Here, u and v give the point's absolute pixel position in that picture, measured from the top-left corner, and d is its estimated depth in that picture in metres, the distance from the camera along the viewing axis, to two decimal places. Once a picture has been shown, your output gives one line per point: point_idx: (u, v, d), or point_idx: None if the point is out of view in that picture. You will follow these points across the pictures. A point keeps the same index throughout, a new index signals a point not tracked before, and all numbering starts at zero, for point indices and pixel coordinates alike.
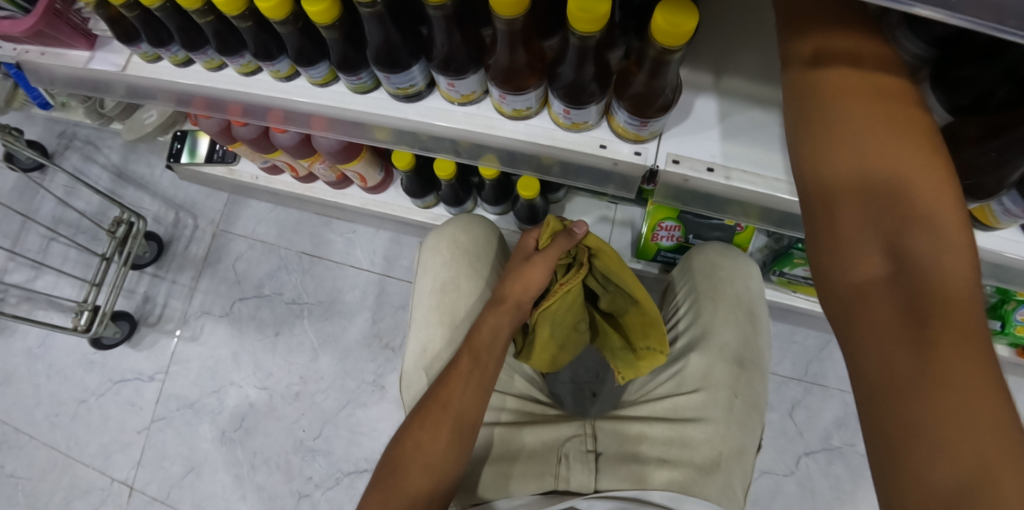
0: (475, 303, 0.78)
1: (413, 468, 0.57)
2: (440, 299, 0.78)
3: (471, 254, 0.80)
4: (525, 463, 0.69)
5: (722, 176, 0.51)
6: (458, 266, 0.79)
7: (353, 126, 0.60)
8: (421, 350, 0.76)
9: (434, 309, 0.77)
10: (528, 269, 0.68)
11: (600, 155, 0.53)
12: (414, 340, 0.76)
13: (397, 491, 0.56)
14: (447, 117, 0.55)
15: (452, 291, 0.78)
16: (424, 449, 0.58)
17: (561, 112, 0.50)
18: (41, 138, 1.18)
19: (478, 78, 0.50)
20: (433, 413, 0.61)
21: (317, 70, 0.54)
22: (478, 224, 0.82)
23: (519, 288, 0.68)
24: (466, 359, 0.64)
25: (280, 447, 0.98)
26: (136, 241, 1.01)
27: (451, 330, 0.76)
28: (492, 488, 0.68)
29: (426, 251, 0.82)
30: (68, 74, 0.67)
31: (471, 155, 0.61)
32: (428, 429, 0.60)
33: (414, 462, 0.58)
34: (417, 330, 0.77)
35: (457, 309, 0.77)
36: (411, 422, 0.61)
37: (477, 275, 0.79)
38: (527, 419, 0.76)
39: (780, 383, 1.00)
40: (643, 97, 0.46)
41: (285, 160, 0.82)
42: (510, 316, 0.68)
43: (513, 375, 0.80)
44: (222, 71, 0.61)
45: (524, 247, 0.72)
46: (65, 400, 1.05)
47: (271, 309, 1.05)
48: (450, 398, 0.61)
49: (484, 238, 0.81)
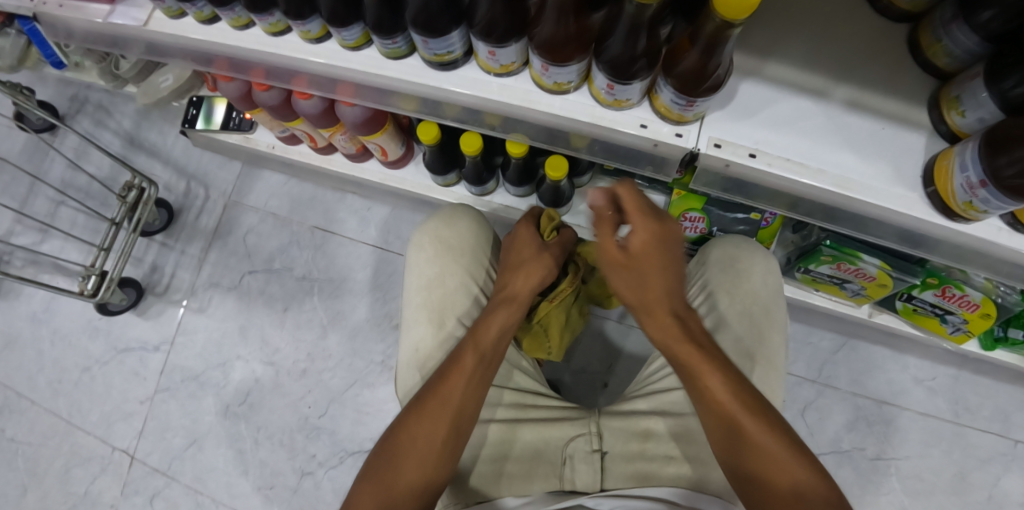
0: (463, 298, 0.75)
1: (403, 469, 0.54)
2: (427, 296, 0.75)
3: (456, 250, 0.78)
4: (527, 461, 0.69)
5: (764, 162, 0.52)
6: (442, 262, 0.76)
7: (380, 94, 0.59)
8: (412, 350, 0.73)
9: (423, 307, 0.74)
10: (542, 262, 0.70)
11: (641, 135, 0.51)
12: (406, 343, 0.73)
13: (388, 492, 0.52)
14: (483, 88, 0.52)
15: (439, 288, 0.75)
16: (418, 449, 0.55)
17: (604, 87, 0.48)
18: (52, 100, 1.15)
19: (520, 48, 0.48)
20: (431, 408, 0.56)
21: (350, 32, 0.52)
22: (461, 217, 0.79)
23: (527, 281, 0.68)
24: (470, 353, 0.60)
25: (285, 423, 0.97)
26: (146, 207, 0.98)
27: (442, 330, 0.73)
28: (492, 487, 0.67)
29: (410, 247, 0.79)
30: (87, 28, 0.65)
31: (504, 129, 0.61)
32: (425, 425, 0.56)
33: (409, 456, 0.54)
34: (407, 331, 0.74)
35: (446, 307, 0.75)
36: (406, 415, 0.57)
37: (462, 270, 0.77)
38: (524, 410, 0.73)
39: (793, 383, 0.99)
40: (693, 75, 0.44)
41: (305, 129, 0.79)
42: (520, 310, 0.66)
43: (512, 370, 0.76)
44: (248, 30, 0.59)
45: (528, 240, 0.72)
46: (67, 366, 1.04)
47: (281, 284, 1.03)
48: (450, 395, 0.57)
49: (470, 230, 0.78)
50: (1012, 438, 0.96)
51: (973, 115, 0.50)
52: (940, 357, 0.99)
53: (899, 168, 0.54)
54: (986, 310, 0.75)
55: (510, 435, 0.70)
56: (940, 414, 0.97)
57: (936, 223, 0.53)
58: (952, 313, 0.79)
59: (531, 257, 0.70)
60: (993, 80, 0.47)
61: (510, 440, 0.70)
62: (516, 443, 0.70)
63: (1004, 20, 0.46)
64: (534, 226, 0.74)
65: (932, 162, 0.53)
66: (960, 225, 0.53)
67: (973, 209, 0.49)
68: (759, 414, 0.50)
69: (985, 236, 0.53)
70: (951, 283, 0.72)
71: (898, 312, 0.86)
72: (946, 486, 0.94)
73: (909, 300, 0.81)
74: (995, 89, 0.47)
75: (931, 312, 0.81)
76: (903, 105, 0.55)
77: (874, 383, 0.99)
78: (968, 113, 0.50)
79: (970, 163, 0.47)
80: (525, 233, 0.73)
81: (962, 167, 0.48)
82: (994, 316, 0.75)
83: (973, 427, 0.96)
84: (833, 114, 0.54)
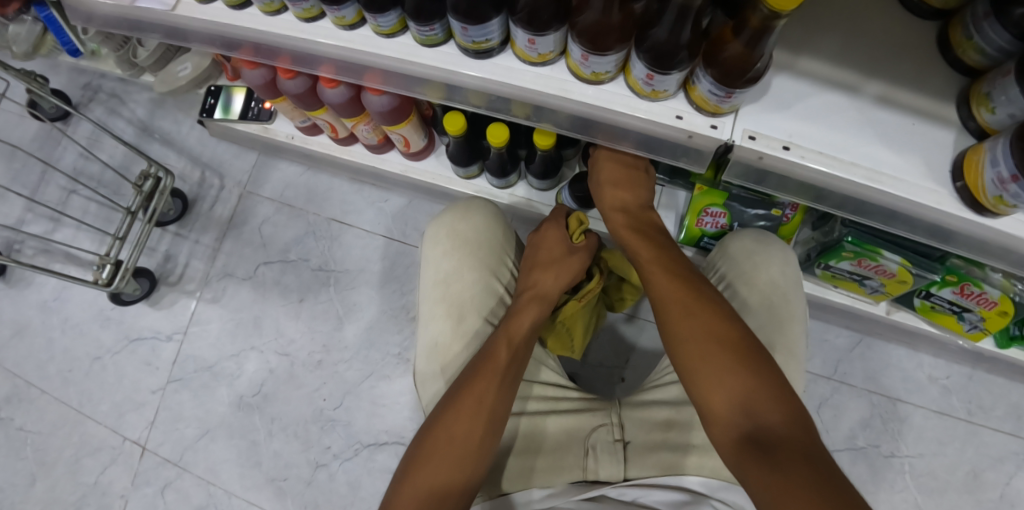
0: (481, 292, 0.75)
1: (440, 466, 0.54)
2: (445, 291, 0.75)
3: (473, 244, 0.77)
4: (552, 453, 0.69)
5: (797, 154, 0.52)
6: (460, 256, 0.76)
7: (410, 81, 0.59)
8: (432, 345, 0.73)
9: (441, 301, 0.74)
10: (568, 265, 0.73)
11: (676, 126, 0.51)
12: (424, 337, 0.73)
13: (424, 488, 0.52)
14: (519, 78, 0.52)
15: (457, 282, 0.75)
16: (452, 445, 0.55)
17: (642, 77, 0.47)
18: (65, 88, 1.15)
19: (559, 37, 0.47)
20: (467, 406, 0.57)
21: (387, 19, 0.51)
22: (477, 210, 0.78)
23: (550, 278, 0.72)
24: (502, 345, 0.63)
25: (300, 415, 0.97)
26: (162, 197, 0.98)
27: (461, 323, 0.73)
28: (517, 479, 0.67)
29: (425, 243, 0.79)
30: (114, 13, 0.64)
31: (537, 118, 0.60)
32: (462, 423, 0.56)
33: (446, 454, 0.55)
34: (425, 324, 0.74)
35: (465, 300, 0.74)
36: (440, 412, 0.58)
37: (481, 264, 0.76)
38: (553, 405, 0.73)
39: (809, 379, 1.00)
40: (736, 66, 0.43)
41: (326, 119, 0.79)
42: (541, 308, 0.69)
43: (538, 366, 0.76)
44: (279, 16, 0.59)
45: (552, 241, 0.74)
46: (78, 355, 1.03)
47: (297, 275, 1.03)
48: (484, 393, 0.58)
49: (485, 223, 0.78)
50: None
51: (1003, 111, 0.50)
52: (954, 356, 1.00)
53: (929, 163, 0.54)
54: (1004, 307, 0.75)
55: (536, 428, 0.70)
56: (953, 413, 0.98)
57: (965, 219, 0.54)
58: (970, 311, 0.79)
59: (557, 258, 0.74)
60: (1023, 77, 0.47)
61: (536, 433, 0.70)
62: (544, 434, 0.70)
63: None
64: (563, 227, 0.75)
65: (961, 156, 0.53)
66: (988, 220, 0.53)
67: (1003, 204, 0.49)
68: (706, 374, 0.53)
69: (1013, 231, 0.53)
70: (971, 280, 0.72)
71: (915, 309, 0.86)
72: (959, 484, 0.95)
73: (927, 297, 0.82)
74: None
75: (948, 310, 0.82)
76: (932, 101, 0.55)
77: (889, 381, 0.99)
78: (999, 109, 0.50)
79: (1001, 157, 0.47)
80: (553, 228, 0.76)
81: (992, 161, 0.49)
82: (1011, 314, 0.75)
83: (986, 426, 0.97)
84: (866, 108, 0.55)
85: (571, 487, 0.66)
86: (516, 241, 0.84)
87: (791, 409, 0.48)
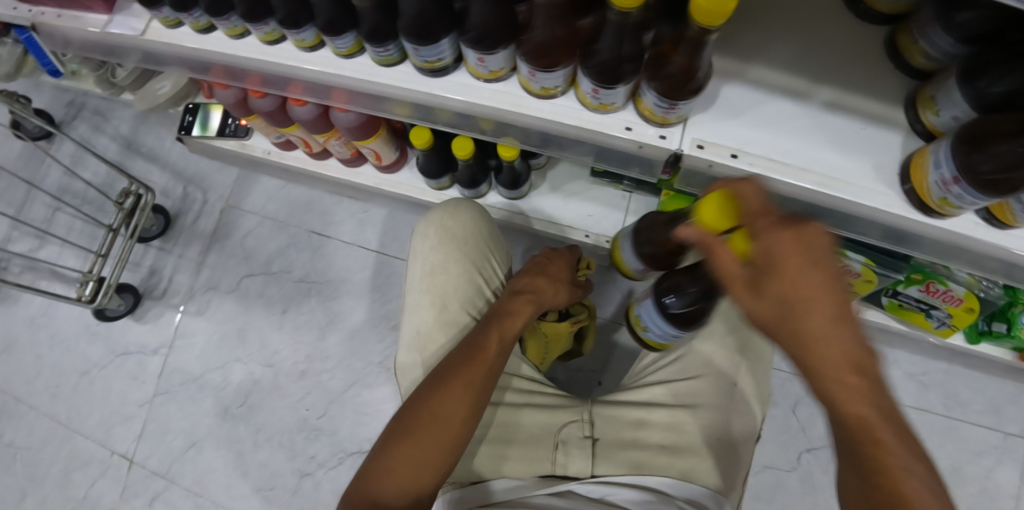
0: (466, 285, 0.76)
1: (423, 442, 0.54)
2: (430, 282, 0.75)
3: (461, 241, 0.77)
4: (523, 445, 0.68)
5: (746, 162, 0.53)
6: (445, 250, 0.77)
7: (374, 100, 0.61)
8: (414, 332, 0.74)
9: (425, 292, 0.75)
10: (568, 289, 0.77)
11: (626, 137, 0.53)
12: (408, 325, 0.75)
13: (406, 462, 0.53)
14: (475, 93, 0.54)
15: (441, 273, 0.76)
16: (437, 425, 0.55)
17: (589, 91, 0.49)
18: (48, 107, 1.16)
19: (508, 54, 0.49)
20: (455, 389, 0.57)
21: (344, 41, 0.53)
22: (466, 208, 0.79)
23: (552, 292, 0.74)
24: (495, 336, 0.63)
25: (285, 424, 0.98)
26: (143, 213, 0.99)
27: (444, 313, 0.74)
28: (487, 468, 0.66)
29: (414, 236, 0.80)
30: (87, 37, 0.66)
31: (494, 134, 0.63)
32: (449, 404, 0.56)
33: (429, 433, 0.55)
34: (410, 314, 0.75)
35: (448, 293, 0.75)
36: (427, 390, 0.58)
37: (467, 259, 0.77)
38: (529, 399, 0.73)
39: (787, 379, 1.00)
40: (677, 79, 0.45)
41: (300, 135, 0.80)
42: (531, 312, 0.69)
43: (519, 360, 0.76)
44: (244, 39, 0.60)
45: (559, 263, 0.78)
46: (66, 370, 1.04)
47: (280, 286, 1.05)
48: (473, 379, 0.59)
49: (474, 222, 0.78)
50: (1001, 430, 0.98)
51: (948, 114, 0.51)
52: (930, 352, 1.01)
53: (877, 166, 0.55)
54: (969, 303, 0.76)
55: (511, 419, 0.70)
56: (930, 408, 0.99)
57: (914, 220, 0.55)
58: (937, 308, 0.80)
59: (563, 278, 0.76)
60: (967, 80, 0.48)
61: (509, 426, 0.69)
62: (518, 428, 0.69)
63: (981, 22, 0.47)
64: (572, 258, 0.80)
65: (909, 158, 0.54)
66: (936, 220, 0.54)
67: (948, 205, 0.51)
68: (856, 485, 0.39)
69: (963, 231, 0.54)
70: (936, 277, 0.74)
71: (884, 307, 0.87)
72: None
73: (894, 296, 0.83)
74: (972, 90, 0.48)
75: (916, 307, 0.83)
76: (882, 105, 0.56)
77: None
78: (942, 112, 0.51)
79: (943, 160, 0.48)
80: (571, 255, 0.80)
81: (935, 164, 0.49)
82: (977, 310, 0.77)
83: (960, 420, 0.98)
84: (815, 115, 0.56)
85: (540, 480, 0.66)
86: (502, 239, 0.84)
87: None
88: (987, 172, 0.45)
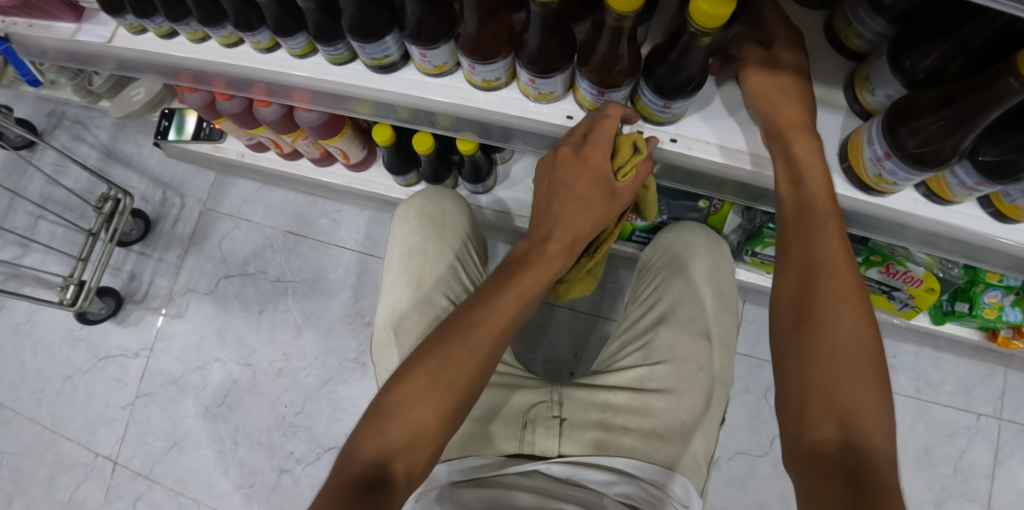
0: (443, 266, 0.77)
1: (420, 409, 0.48)
2: (408, 263, 0.77)
3: (439, 223, 0.79)
4: (490, 422, 0.69)
5: (683, 145, 0.53)
6: (425, 233, 0.78)
7: (334, 99, 0.63)
8: (389, 311, 0.75)
9: (402, 273, 0.77)
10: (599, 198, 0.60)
11: (566, 126, 0.55)
12: (384, 304, 0.76)
13: (396, 435, 0.47)
14: (421, 88, 0.56)
15: (420, 255, 0.77)
16: (440, 384, 0.49)
17: (527, 81, 0.51)
18: (30, 117, 1.19)
19: (449, 48, 0.51)
20: (447, 371, 0.50)
21: (296, 41, 0.56)
22: (446, 195, 0.81)
23: (588, 217, 0.57)
24: (534, 272, 0.56)
25: (263, 422, 0.99)
26: (122, 217, 1.01)
27: (419, 292, 0.75)
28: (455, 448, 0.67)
29: (394, 220, 0.81)
30: (58, 46, 0.68)
31: (449, 129, 0.65)
32: (424, 405, 0.48)
33: (411, 411, 0.48)
34: (386, 293, 0.77)
35: (425, 273, 0.76)
36: (419, 365, 0.50)
37: (444, 242, 0.78)
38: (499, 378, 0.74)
39: (755, 366, 1.02)
40: (604, 66, 0.47)
41: (269, 136, 0.83)
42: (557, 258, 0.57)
43: None
44: (205, 43, 0.63)
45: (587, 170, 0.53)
46: (50, 376, 1.06)
47: (257, 287, 1.06)
48: (474, 341, 0.51)
49: (454, 208, 0.80)
50: (973, 411, 0.99)
51: (882, 93, 0.49)
52: (897, 335, 1.02)
53: None
54: (929, 284, 0.78)
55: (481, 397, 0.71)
56: (901, 391, 1.01)
57: (852, 197, 0.54)
58: (898, 289, 0.82)
59: (601, 179, 0.54)
60: (895, 60, 0.47)
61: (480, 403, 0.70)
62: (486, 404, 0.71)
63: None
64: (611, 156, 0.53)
65: (846, 140, 0.53)
66: (875, 198, 0.53)
67: (883, 182, 0.50)
68: (839, 326, 0.45)
69: (902, 208, 0.53)
70: (894, 259, 0.76)
71: None
72: (912, 461, 0.98)
73: None
74: (901, 67, 0.47)
75: (879, 289, 0.84)
76: (821, 87, 0.55)
77: None
78: (877, 90, 0.50)
79: (875, 137, 0.47)
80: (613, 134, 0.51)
81: (869, 141, 0.49)
82: (937, 289, 0.78)
83: (927, 401, 1.00)
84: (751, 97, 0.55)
85: (506, 459, 0.66)
86: (479, 232, 0.85)
87: (881, 426, 0.42)
88: (914, 146, 0.45)
